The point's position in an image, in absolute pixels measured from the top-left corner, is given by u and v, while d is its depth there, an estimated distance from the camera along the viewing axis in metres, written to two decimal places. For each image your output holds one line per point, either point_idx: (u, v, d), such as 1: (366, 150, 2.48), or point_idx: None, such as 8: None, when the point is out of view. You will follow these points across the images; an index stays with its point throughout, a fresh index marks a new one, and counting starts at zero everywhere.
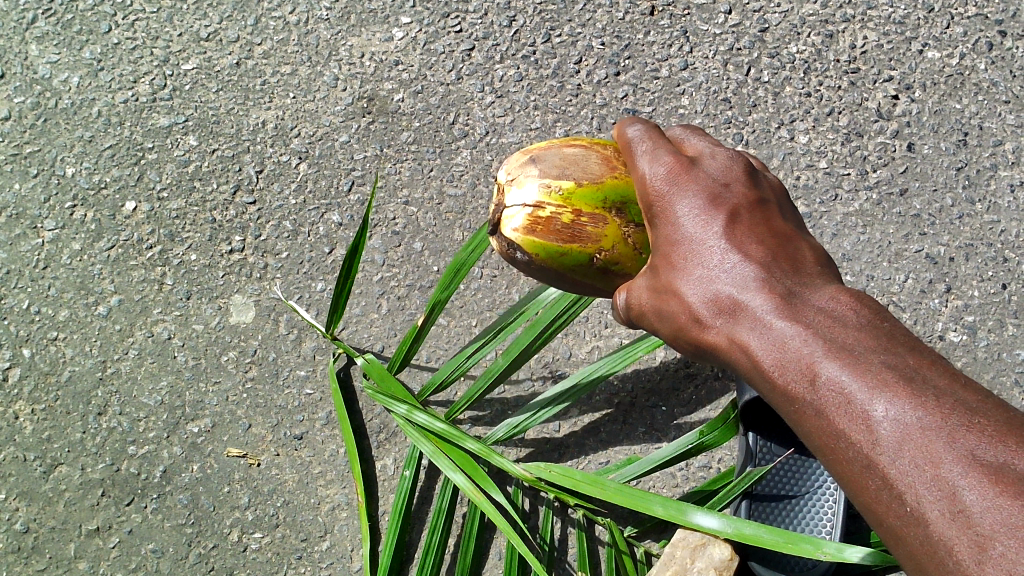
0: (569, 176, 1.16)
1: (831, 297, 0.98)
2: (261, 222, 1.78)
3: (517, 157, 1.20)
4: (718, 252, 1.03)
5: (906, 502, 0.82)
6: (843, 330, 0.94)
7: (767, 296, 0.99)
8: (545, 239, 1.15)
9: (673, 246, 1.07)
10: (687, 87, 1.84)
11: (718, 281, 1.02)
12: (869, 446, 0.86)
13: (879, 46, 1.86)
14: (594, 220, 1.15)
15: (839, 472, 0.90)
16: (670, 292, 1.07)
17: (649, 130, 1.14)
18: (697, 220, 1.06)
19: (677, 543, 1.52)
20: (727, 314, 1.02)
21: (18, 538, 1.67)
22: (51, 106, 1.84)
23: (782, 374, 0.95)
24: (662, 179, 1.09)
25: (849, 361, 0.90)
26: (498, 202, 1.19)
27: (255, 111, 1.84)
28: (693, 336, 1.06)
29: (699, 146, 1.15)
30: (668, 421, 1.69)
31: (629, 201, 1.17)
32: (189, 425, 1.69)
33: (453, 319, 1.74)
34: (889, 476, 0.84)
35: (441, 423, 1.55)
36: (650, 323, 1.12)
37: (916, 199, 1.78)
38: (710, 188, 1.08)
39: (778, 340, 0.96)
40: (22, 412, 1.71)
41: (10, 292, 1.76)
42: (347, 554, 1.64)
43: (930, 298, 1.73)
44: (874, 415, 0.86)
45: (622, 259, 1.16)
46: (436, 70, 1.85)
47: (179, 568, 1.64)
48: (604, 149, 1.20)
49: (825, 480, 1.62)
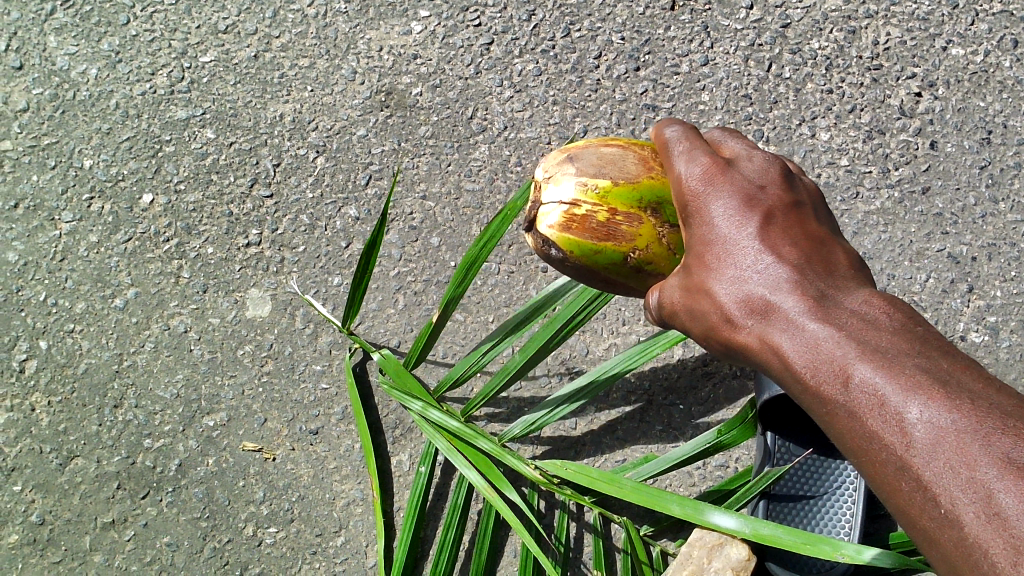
0: (606, 175, 1.14)
1: (864, 300, 0.97)
2: (278, 215, 1.78)
3: (556, 154, 1.19)
4: (751, 253, 1.02)
5: (940, 504, 0.81)
6: (877, 333, 0.93)
7: (800, 297, 0.98)
8: (580, 237, 1.14)
9: (707, 246, 1.06)
10: (707, 83, 1.83)
11: (750, 282, 1.01)
12: (902, 448, 0.85)
13: (902, 43, 1.83)
14: (629, 220, 1.13)
15: (871, 474, 0.89)
16: (701, 292, 1.06)
17: (687, 131, 1.13)
18: (731, 220, 1.04)
19: (693, 542, 1.51)
20: (759, 315, 1.00)
21: (34, 530, 1.67)
22: (69, 98, 1.84)
23: (815, 375, 0.94)
24: (697, 179, 1.08)
25: (882, 364, 0.89)
26: (534, 199, 1.19)
27: (273, 104, 1.83)
28: (723, 336, 1.05)
29: (736, 149, 1.13)
30: (686, 420, 1.68)
31: (665, 201, 1.15)
32: (204, 418, 1.69)
33: (470, 315, 1.73)
34: (923, 478, 0.83)
35: (455, 422, 1.56)
36: (680, 322, 1.10)
37: (938, 198, 1.76)
38: (745, 190, 1.06)
39: (811, 341, 0.95)
40: (38, 404, 1.71)
41: (27, 284, 1.76)
42: (362, 550, 1.63)
43: (952, 298, 1.72)
44: (908, 417, 0.85)
45: (655, 258, 1.15)
46: (454, 64, 1.84)
47: (194, 561, 1.64)
48: (642, 149, 1.18)
49: (845, 481, 1.60)
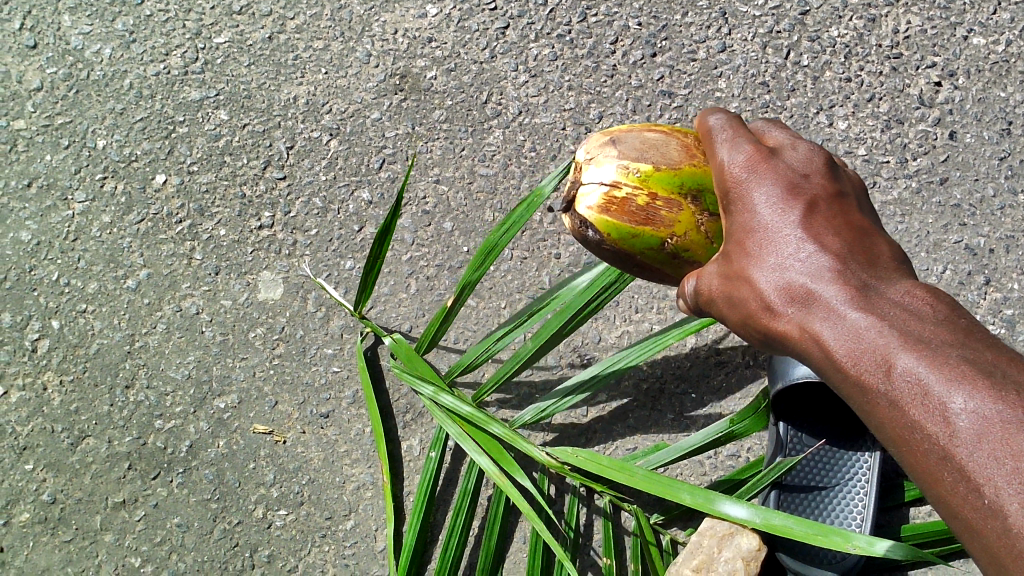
0: (648, 160, 1.14)
1: (907, 290, 0.97)
2: (290, 198, 1.77)
3: (597, 136, 1.18)
4: (794, 242, 1.01)
5: (984, 494, 0.84)
6: (920, 323, 0.94)
7: (842, 286, 0.98)
8: (618, 220, 1.13)
9: (748, 234, 1.05)
10: (724, 69, 1.81)
11: (792, 270, 1.01)
12: (946, 438, 0.87)
13: (922, 31, 1.81)
14: (670, 205, 1.13)
15: (912, 464, 0.91)
16: (741, 279, 1.05)
17: (730, 120, 1.13)
18: (774, 208, 1.03)
19: (704, 531, 1.51)
20: (800, 303, 1.00)
21: (45, 509, 1.67)
22: (83, 77, 1.84)
23: (856, 365, 0.95)
24: (741, 166, 1.07)
25: (926, 355, 0.91)
26: (573, 180, 1.18)
27: (286, 86, 1.82)
28: (761, 324, 1.04)
29: (779, 137, 1.12)
30: (698, 409, 1.67)
31: (706, 189, 1.14)
32: (215, 400, 1.69)
33: (482, 300, 1.73)
34: (967, 468, 0.86)
35: (467, 406, 1.55)
36: (716, 309, 1.10)
37: (956, 188, 1.74)
38: (789, 178, 1.05)
39: (852, 330, 0.96)
40: (50, 383, 1.71)
41: (40, 263, 1.76)
42: (371, 534, 1.63)
43: (968, 291, 1.70)
44: (953, 408, 0.87)
45: (693, 246, 1.14)
46: (470, 48, 1.83)
47: (204, 542, 1.64)
48: (684, 137, 1.17)
49: (858, 472, 1.59)
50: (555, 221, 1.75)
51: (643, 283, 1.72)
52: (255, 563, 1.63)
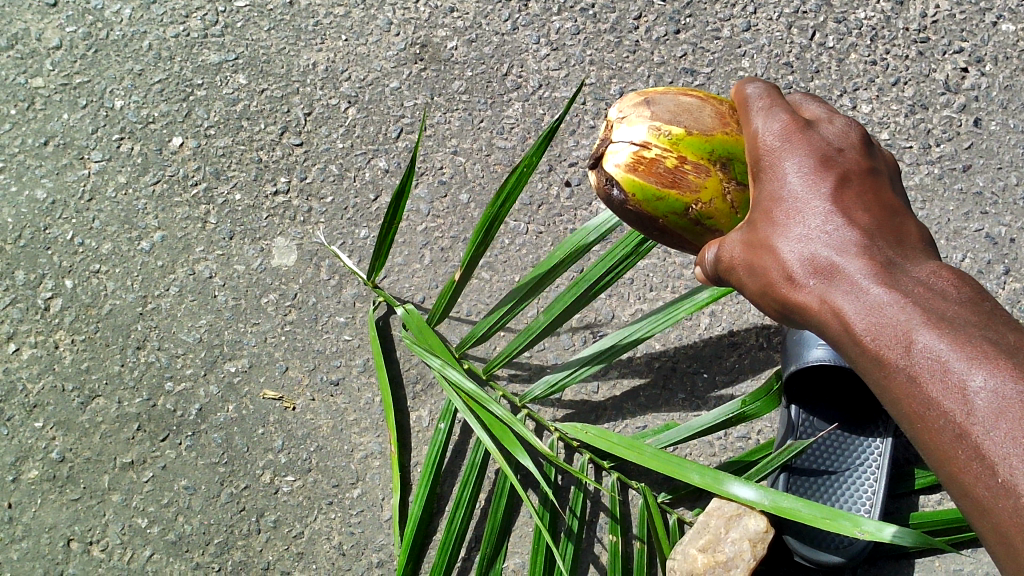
0: (681, 123, 1.12)
1: (932, 271, 0.97)
2: (307, 164, 1.76)
3: (632, 96, 1.17)
4: (821, 214, 1.02)
5: (997, 473, 0.83)
6: (944, 302, 0.93)
7: (866, 261, 0.98)
8: (645, 180, 1.12)
9: (775, 202, 1.05)
10: (748, 49, 1.79)
11: (816, 242, 1.01)
12: (962, 415, 0.87)
13: (950, 16, 1.79)
14: (697, 170, 1.12)
15: (925, 441, 0.91)
16: (764, 248, 1.05)
17: (768, 89, 1.12)
18: (805, 179, 1.04)
19: (711, 512, 1.51)
20: (822, 275, 1.00)
21: (54, 466, 1.66)
22: (102, 37, 1.83)
23: (874, 338, 0.95)
24: (775, 135, 1.07)
25: (947, 331, 0.90)
26: (604, 137, 1.17)
27: (306, 52, 1.81)
28: (781, 295, 1.05)
29: (816, 112, 1.12)
30: (709, 389, 1.67)
31: (736, 157, 1.13)
32: (227, 363, 1.69)
33: (496, 274, 1.72)
34: (982, 446, 0.85)
35: (471, 384, 1.52)
36: (736, 278, 1.09)
37: (979, 176, 1.72)
38: (822, 150, 1.05)
39: (874, 304, 0.95)
40: (62, 341, 1.71)
41: (54, 222, 1.76)
42: (377, 503, 1.63)
43: (987, 280, 1.68)
44: (972, 385, 0.86)
45: (716, 214, 1.13)
46: (492, 19, 1.81)
47: (211, 505, 1.64)
48: (720, 104, 1.16)
49: (868, 457, 1.58)
50: (572, 196, 1.74)
51: (658, 262, 1.72)
52: (262, 527, 1.63)
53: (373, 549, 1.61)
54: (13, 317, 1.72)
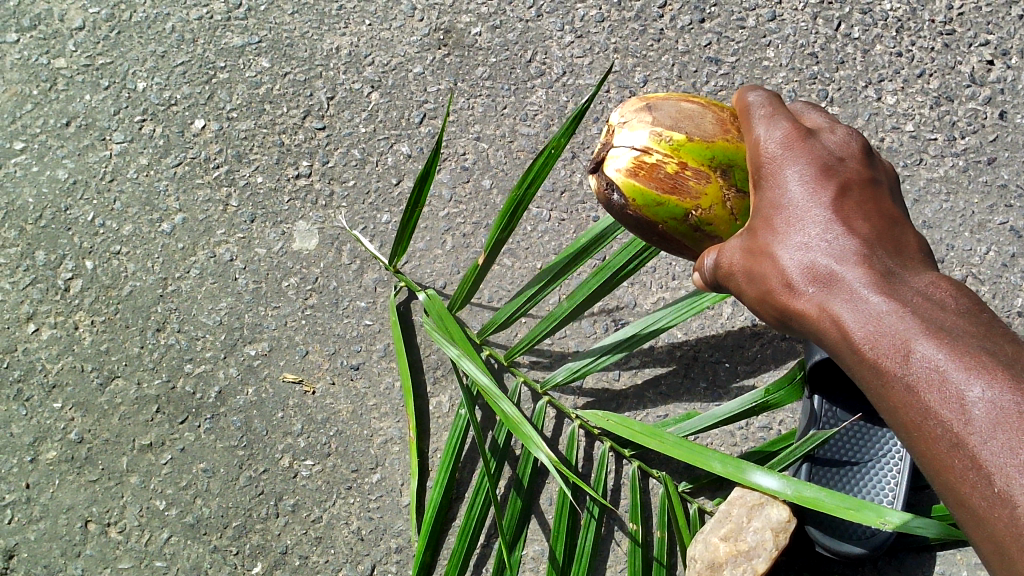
0: (682, 129, 1.11)
1: (931, 282, 0.96)
2: (329, 148, 1.76)
3: (634, 101, 1.16)
4: (821, 222, 1.01)
5: (994, 483, 0.82)
6: (942, 313, 0.93)
7: (866, 271, 0.97)
8: (646, 185, 1.11)
9: (775, 209, 1.04)
10: (773, 38, 1.78)
11: (816, 250, 1.01)
12: (960, 425, 0.85)
13: (977, 9, 1.79)
14: (698, 176, 1.10)
15: (922, 451, 0.89)
16: (763, 255, 1.04)
17: (771, 97, 1.11)
18: (806, 187, 1.03)
19: (734, 501, 1.50)
20: (821, 283, 1.00)
21: (73, 447, 1.65)
22: (125, 19, 1.84)
23: (873, 346, 0.94)
24: (777, 143, 1.06)
25: (946, 342, 0.89)
26: (605, 142, 1.16)
27: (329, 36, 1.81)
28: (779, 302, 1.04)
29: (817, 120, 1.12)
30: (731, 379, 1.66)
31: (737, 164, 1.11)
32: (246, 347, 1.68)
33: (518, 261, 1.71)
34: (979, 457, 0.84)
35: (485, 378, 1.48)
36: (734, 284, 1.08)
37: (1004, 168, 1.71)
38: (823, 159, 1.05)
39: (872, 314, 0.95)
40: (81, 323, 1.70)
41: (75, 203, 1.75)
42: (396, 488, 1.62)
43: (1011, 273, 1.66)
44: (970, 395, 0.85)
45: (716, 221, 1.11)
46: (516, 6, 1.81)
47: (229, 488, 1.63)
48: (721, 111, 1.14)
49: (891, 449, 1.58)
50: None
51: None
52: (280, 511, 1.62)
53: (392, 534, 1.60)
54: (33, 297, 1.71)
